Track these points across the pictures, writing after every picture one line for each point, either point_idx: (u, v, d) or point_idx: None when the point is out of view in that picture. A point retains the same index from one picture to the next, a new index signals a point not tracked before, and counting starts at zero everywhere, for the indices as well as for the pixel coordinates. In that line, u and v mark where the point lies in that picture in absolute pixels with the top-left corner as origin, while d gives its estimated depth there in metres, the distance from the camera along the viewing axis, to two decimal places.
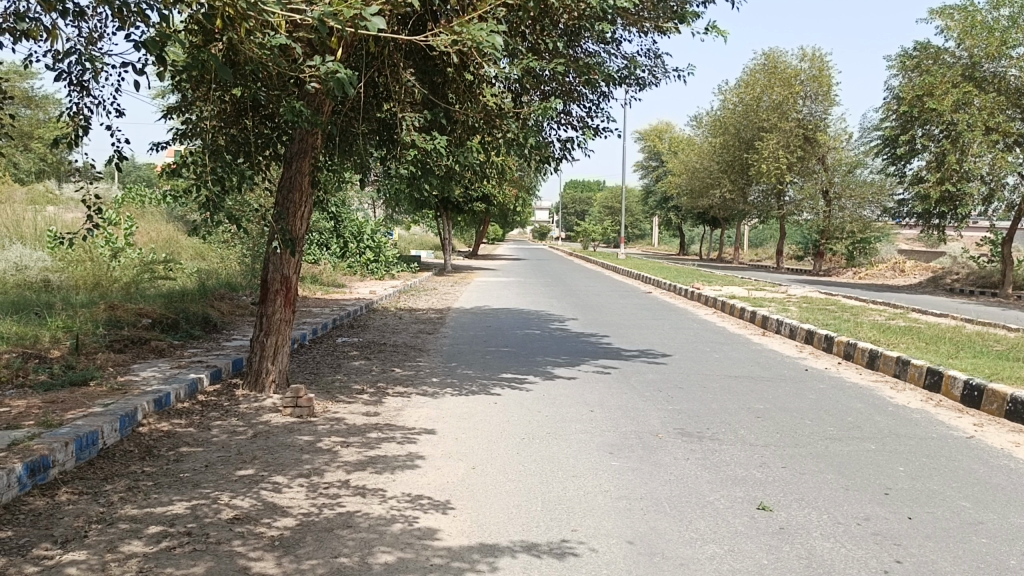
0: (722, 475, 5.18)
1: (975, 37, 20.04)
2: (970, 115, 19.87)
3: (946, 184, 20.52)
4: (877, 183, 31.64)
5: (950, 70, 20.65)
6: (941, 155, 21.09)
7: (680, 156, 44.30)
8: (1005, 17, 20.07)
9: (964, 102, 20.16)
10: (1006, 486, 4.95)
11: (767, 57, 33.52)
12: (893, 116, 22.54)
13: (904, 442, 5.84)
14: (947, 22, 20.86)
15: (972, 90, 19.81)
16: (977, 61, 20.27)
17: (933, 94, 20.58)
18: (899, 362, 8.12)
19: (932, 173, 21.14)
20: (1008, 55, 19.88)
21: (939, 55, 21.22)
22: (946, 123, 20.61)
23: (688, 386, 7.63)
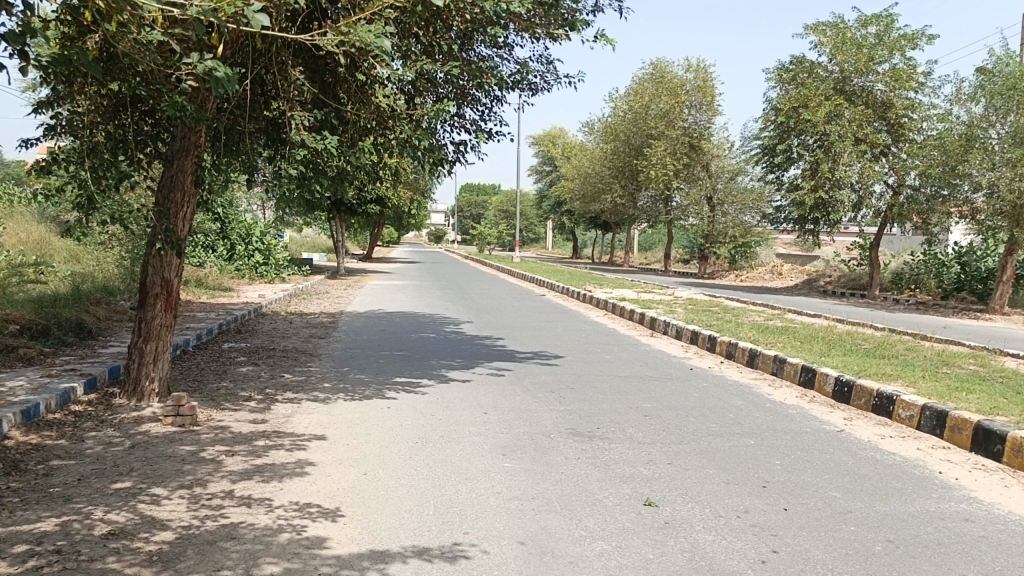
0: (611, 473, 5.30)
1: (845, 53, 21.28)
2: (841, 127, 21.12)
3: (819, 192, 21.71)
4: (757, 191, 33.18)
5: (823, 83, 21.79)
6: (815, 164, 22.26)
7: (573, 162, 45.14)
8: (872, 35, 21.43)
9: (836, 114, 21.35)
10: (873, 476, 5.26)
11: (654, 66, 34.53)
12: (771, 126, 23.66)
13: (780, 437, 6.12)
14: (821, 38, 21.95)
15: (842, 103, 21.01)
16: (848, 75, 21.51)
17: (808, 105, 21.65)
18: (777, 361, 8.50)
19: (807, 181, 22.30)
20: (875, 71, 21.23)
21: (813, 69, 22.27)
22: (820, 134, 21.76)
23: (579, 387, 7.75)
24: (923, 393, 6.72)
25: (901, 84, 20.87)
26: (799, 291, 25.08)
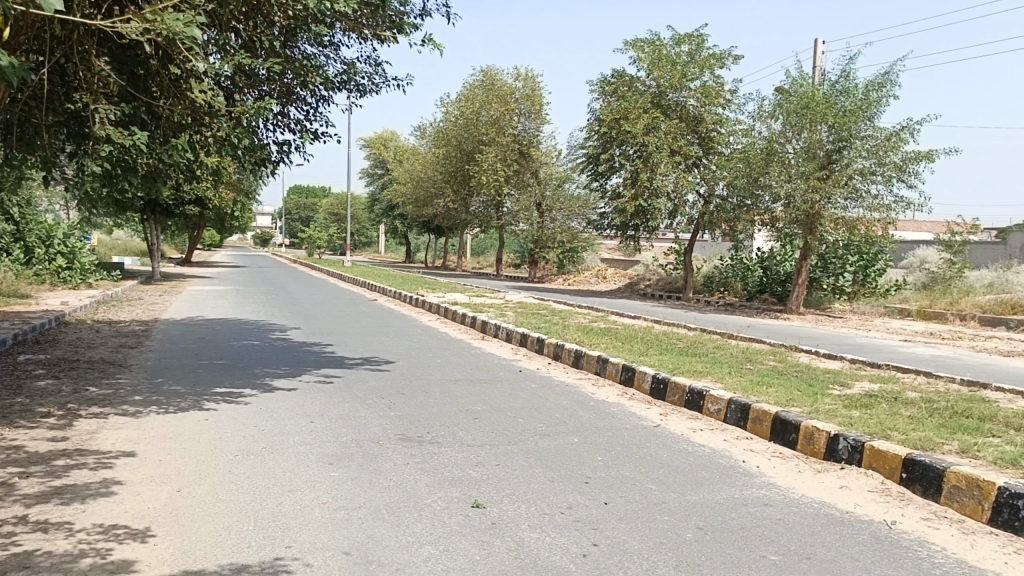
0: (440, 477, 5.29)
1: (661, 69, 22.54)
2: (658, 138, 22.36)
3: (639, 200, 22.79)
4: (583, 198, 34.33)
5: (641, 97, 22.96)
6: (635, 173, 23.31)
7: (405, 166, 44.98)
8: (685, 53, 22.87)
9: (653, 126, 22.57)
10: (685, 468, 5.58)
11: (484, 74, 35.13)
12: (595, 136, 24.65)
13: (602, 434, 6.37)
14: (639, 54, 23.09)
15: (659, 117, 22.24)
16: (664, 90, 22.82)
17: (629, 117, 22.58)
18: (599, 361, 8.85)
19: (628, 189, 23.32)
20: (688, 87, 22.69)
21: (632, 82, 23.35)
22: (639, 145, 22.90)
23: (409, 392, 7.71)
24: (729, 388, 7.22)
25: (710, 100, 22.46)
26: (621, 294, 26.26)
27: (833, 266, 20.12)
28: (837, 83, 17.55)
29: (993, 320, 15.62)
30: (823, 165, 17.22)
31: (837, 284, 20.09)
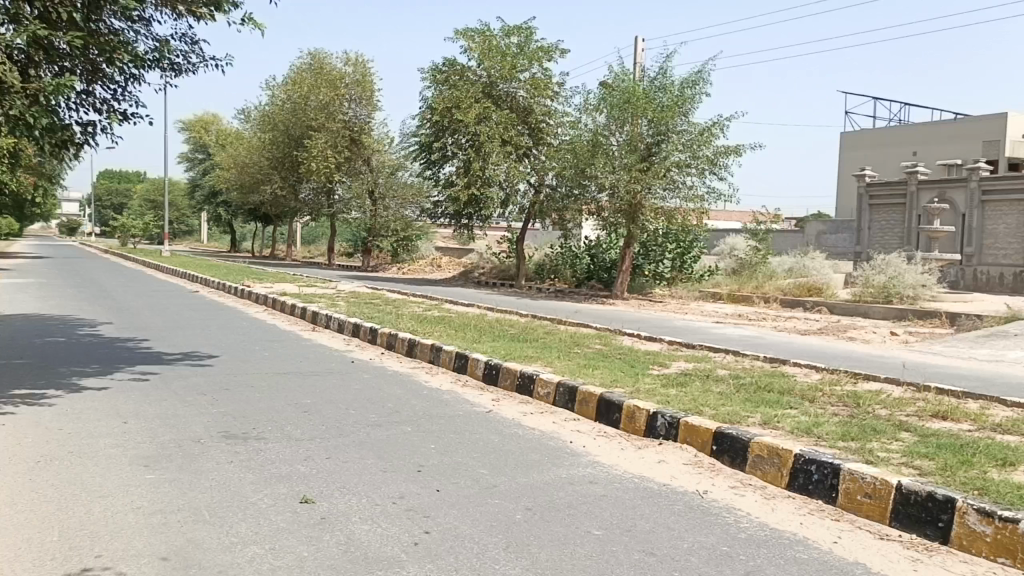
0: (267, 474, 5.12)
1: (492, 59, 22.84)
2: (490, 128, 22.65)
3: (472, 190, 23.01)
4: (415, 185, 34.11)
5: (472, 86, 23.15)
6: (467, 162, 23.53)
7: (228, 150, 42.97)
8: (514, 44, 23.26)
9: (485, 116, 22.82)
10: (515, 451, 5.72)
11: (313, 58, 34.33)
12: (427, 124, 24.61)
13: (435, 422, 6.39)
14: (470, 44, 23.25)
15: (490, 107, 22.54)
16: (494, 80, 23.16)
17: (459, 106, 22.90)
18: (433, 350, 8.87)
19: (461, 179, 23.54)
20: (518, 78, 23.17)
21: (463, 72, 23.49)
22: (471, 134, 23.06)
23: (234, 387, 7.38)
24: (558, 372, 7.47)
25: (539, 92, 23.08)
26: (456, 282, 26.44)
27: (653, 253, 21.26)
28: (656, 79, 18.45)
29: (793, 301, 17.09)
30: (644, 158, 18.04)
31: (656, 270, 21.27)
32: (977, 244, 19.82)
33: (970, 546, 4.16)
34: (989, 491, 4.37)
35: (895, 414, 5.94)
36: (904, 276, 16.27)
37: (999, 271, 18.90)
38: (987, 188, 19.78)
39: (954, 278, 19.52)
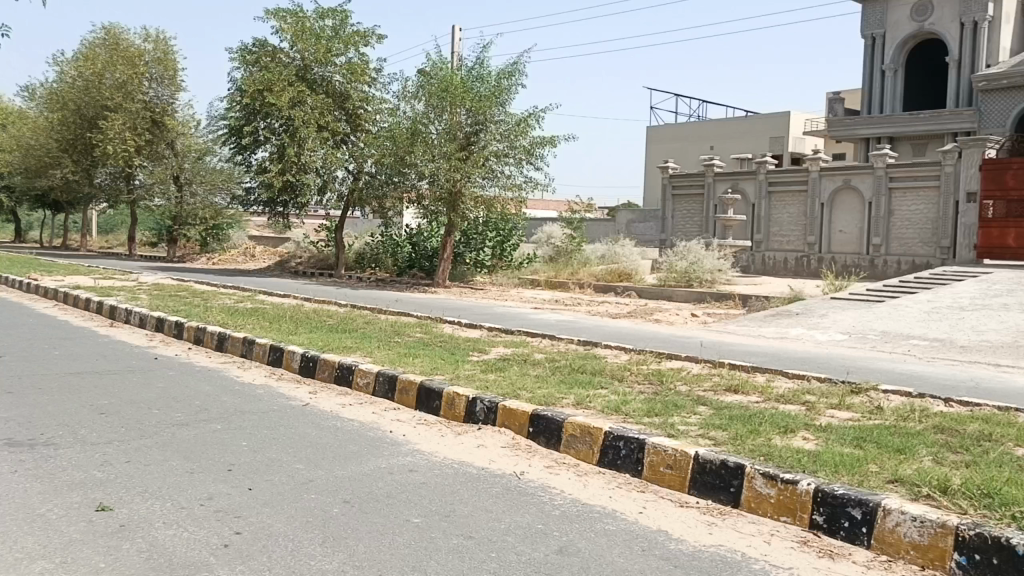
0: (57, 483, 4.70)
1: (305, 42, 22.14)
2: (305, 113, 21.96)
3: (287, 175, 21.95)
4: (226, 171, 32.34)
5: (285, 69, 22.28)
6: (282, 148, 22.38)
7: (7, 130, 38.80)
8: (329, 27, 22.73)
9: (299, 100, 22.07)
10: (333, 444, 5.61)
11: (108, 32, 32.00)
12: (237, 107, 22.95)
13: (248, 418, 6.14)
14: (281, 24, 22.34)
15: (304, 91, 21.85)
16: (308, 64, 22.47)
17: (271, 89, 21.71)
18: (245, 343, 8.51)
19: (273, 164, 22.20)
20: (333, 62, 22.67)
21: (275, 53, 22.50)
22: (285, 118, 22.08)
23: (16, 390, 6.70)
24: (377, 361, 7.41)
25: (356, 77, 22.74)
26: (271, 273, 25.45)
27: (474, 241, 21.25)
28: (473, 69, 18.65)
29: (605, 287, 17.92)
30: (463, 146, 18.29)
31: (477, 258, 21.26)
32: (765, 232, 21.71)
33: (758, 507, 4.58)
34: (774, 456, 4.82)
35: (694, 389, 6.40)
36: (704, 262, 17.49)
37: (782, 256, 21.29)
38: (774, 180, 21.62)
39: (745, 261, 22.06)
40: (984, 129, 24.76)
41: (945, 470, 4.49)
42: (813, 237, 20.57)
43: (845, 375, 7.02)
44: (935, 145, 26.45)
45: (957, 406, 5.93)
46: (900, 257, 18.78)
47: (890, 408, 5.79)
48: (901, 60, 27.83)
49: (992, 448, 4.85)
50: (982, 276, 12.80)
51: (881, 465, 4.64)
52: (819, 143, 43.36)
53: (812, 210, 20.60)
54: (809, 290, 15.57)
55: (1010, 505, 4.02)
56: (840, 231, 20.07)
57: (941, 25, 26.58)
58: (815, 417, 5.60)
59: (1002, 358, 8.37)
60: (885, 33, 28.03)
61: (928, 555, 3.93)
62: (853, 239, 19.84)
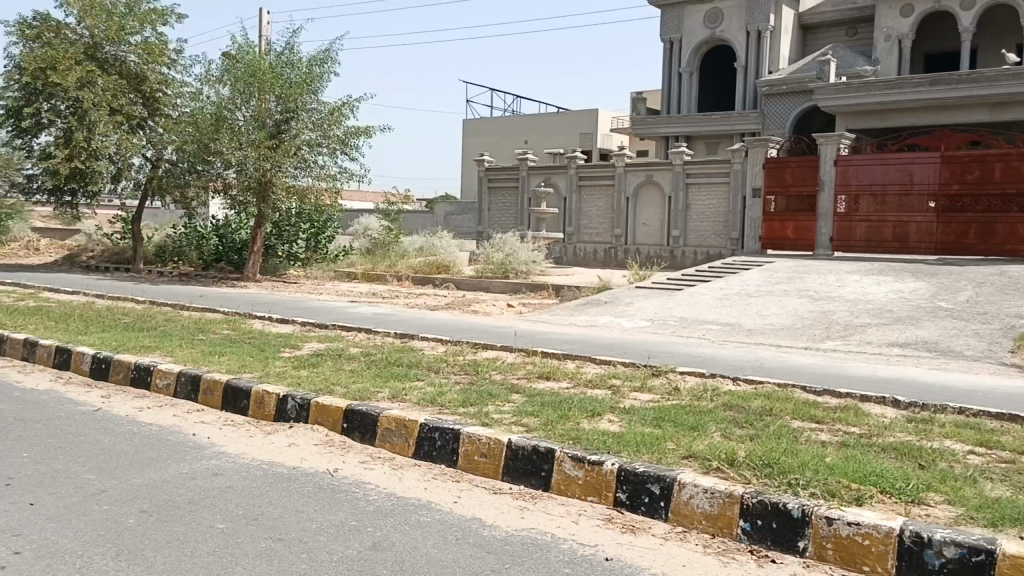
0: None
1: (94, 18, 20.39)
2: (95, 94, 20.18)
3: (75, 162, 19.84)
4: (4, 157, 29.66)
5: (71, 46, 20.32)
6: (68, 132, 20.34)
7: None
8: (121, 3, 21.12)
9: (88, 80, 20.25)
10: (128, 450, 5.22)
11: None
12: (14, 86, 20.45)
13: (28, 427, 5.58)
14: None
15: (94, 70, 20.07)
16: (98, 41, 20.68)
17: (56, 69, 19.64)
18: (26, 345, 7.73)
19: (59, 150, 20.03)
20: (128, 41, 21.04)
21: (59, 29, 20.44)
22: (71, 99, 20.11)
23: None
24: (180, 360, 6.99)
25: (154, 58, 21.27)
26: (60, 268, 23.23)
27: (287, 234, 20.56)
28: (282, 54, 17.95)
29: (423, 278, 17.93)
30: (273, 134, 17.59)
31: (291, 251, 20.53)
32: (575, 225, 22.60)
33: (567, 489, 4.76)
34: (581, 439, 5.03)
35: (508, 378, 6.57)
36: (519, 253, 17.94)
37: (592, 248, 22.28)
38: (583, 175, 22.51)
39: (558, 253, 22.99)
40: (768, 129, 27.00)
41: (732, 444, 4.88)
42: (619, 230, 21.65)
43: (646, 359, 7.45)
44: (725, 144, 28.59)
45: (744, 384, 6.47)
46: (696, 248, 20.22)
47: (685, 388, 6.21)
48: (696, 64, 29.91)
49: (772, 421, 5.34)
50: (766, 265, 14.04)
51: (677, 442, 4.97)
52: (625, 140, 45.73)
53: (618, 203, 21.66)
54: (616, 280, 16.35)
55: (787, 473, 4.43)
56: (643, 225, 21.34)
57: (730, 33, 28.85)
58: (620, 400, 5.90)
59: (783, 340, 9.23)
60: (681, 38, 30.03)
61: (718, 524, 4.25)
62: (654, 232, 21.13)
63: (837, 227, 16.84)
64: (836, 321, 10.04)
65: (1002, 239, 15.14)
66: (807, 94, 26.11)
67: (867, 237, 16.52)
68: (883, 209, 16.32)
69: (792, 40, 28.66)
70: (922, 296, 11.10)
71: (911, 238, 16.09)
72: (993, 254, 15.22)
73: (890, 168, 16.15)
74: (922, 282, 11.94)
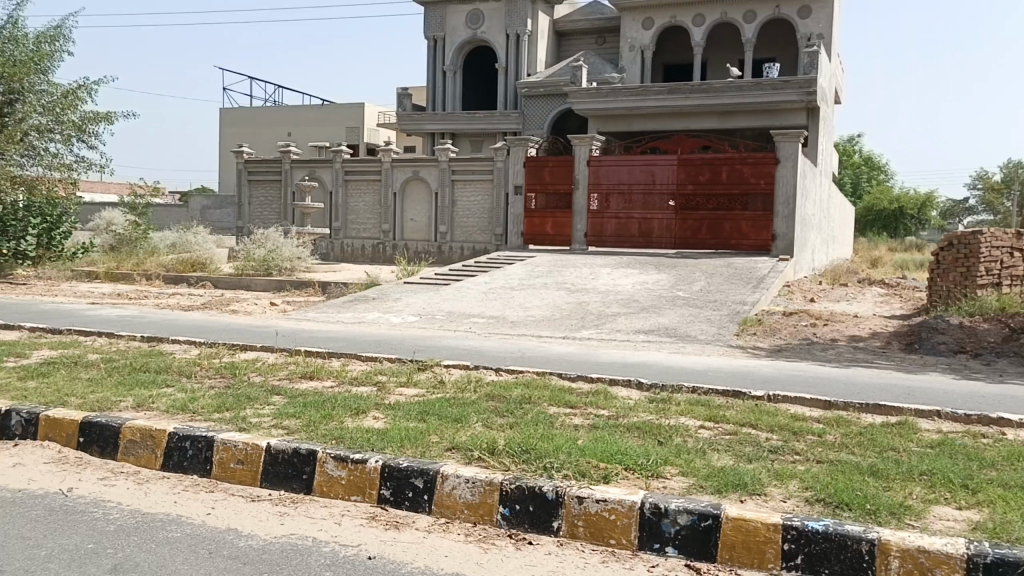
0: None
1: None
2: None
3: None
4: None
5: None
6: None
7: None
8: None
9: None
10: None
11: None
12: None
13: None
14: None
15: None
16: None
17: None
18: None
19: None
20: None
21: None
22: None
23: None
24: None
25: None
26: None
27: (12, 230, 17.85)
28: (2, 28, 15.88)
29: (176, 277, 16.73)
30: None
31: (17, 248, 17.95)
32: (342, 220, 22.30)
33: (330, 490, 4.68)
34: (344, 438, 4.95)
35: (268, 379, 6.32)
36: (282, 250, 17.33)
37: (359, 243, 22.05)
38: (348, 169, 22.25)
39: (324, 249, 22.50)
40: (528, 129, 28.15)
41: (493, 433, 5.04)
42: (386, 226, 21.68)
43: (412, 354, 7.49)
44: (489, 142, 29.52)
45: (505, 374, 6.73)
46: (462, 244, 20.64)
47: (449, 381, 6.33)
48: (459, 62, 30.54)
49: (531, 409, 5.59)
50: (527, 260, 14.65)
51: (441, 435, 5.04)
52: (391, 135, 45.64)
53: (386, 198, 21.66)
54: (383, 275, 16.32)
55: (542, 458, 4.66)
56: (410, 221, 21.46)
57: (491, 34, 29.77)
58: (385, 396, 5.90)
59: (543, 330, 9.69)
60: (444, 36, 30.46)
61: (479, 512, 4.37)
62: (422, 228, 21.34)
63: (590, 223, 17.96)
64: (591, 312, 10.72)
65: (728, 234, 16.84)
66: (562, 97, 27.64)
67: (616, 233, 17.69)
68: (630, 206, 17.58)
69: (548, 45, 30.17)
70: (663, 287, 12.16)
71: (654, 233, 17.44)
72: (722, 248, 16.91)
73: (635, 169, 17.42)
74: (664, 273, 13.09)
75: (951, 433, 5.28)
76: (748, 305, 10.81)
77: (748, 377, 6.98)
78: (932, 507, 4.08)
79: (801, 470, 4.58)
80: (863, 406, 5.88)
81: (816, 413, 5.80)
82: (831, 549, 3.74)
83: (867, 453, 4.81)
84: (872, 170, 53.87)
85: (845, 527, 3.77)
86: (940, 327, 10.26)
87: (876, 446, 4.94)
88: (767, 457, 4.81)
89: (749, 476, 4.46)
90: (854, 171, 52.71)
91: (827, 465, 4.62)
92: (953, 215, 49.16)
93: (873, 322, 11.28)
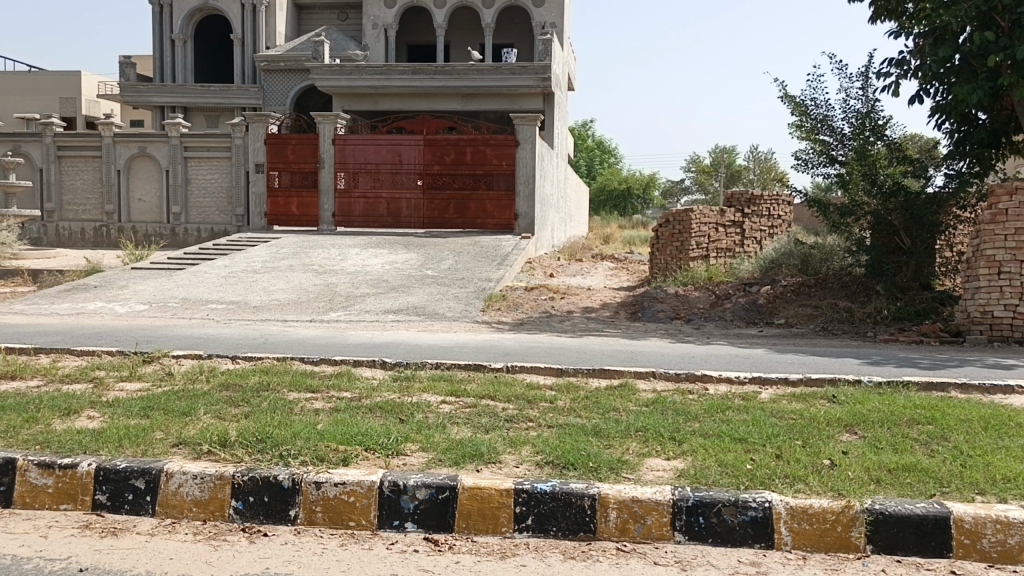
0: None
1: None
2: None
3: None
4: None
5: None
6: None
7: None
8: None
9: None
10: None
11: None
12: None
13: None
14: None
15: None
16: None
17: None
18: None
19: None
20: None
21: None
22: None
23: None
24: None
25: None
26: None
27: None
28: None
29: None
30: None
31: None
32: (56, 200, 20.09)
33: (34, 501, 4.22)
34: (51, 442, 4.48)
35: None
36: None
37: (78, 225, 20.03)
38: (61, 144, 20.06)
39: (35, 232, 20.19)
40: (269, 105, 27.00)
41: (224, 424, 4.79)
42: (109, 206, 19.83)
43: (136, 345, 6.95)
44: (226, 118, 27.97)
45: (243, 362, 6.44)
46: (198, 226, 19.46)
47: (179, 372, 5.96)
48: (189, 30, 28.55)
49: (268, 395, 5.39)
50: (272, 241, 14.09)
51: (166, 431, 4.71)
52: (114, 108, 41.64)
53: (108, 176, 19.81)
54: (106, 261, 14.94)
55: (277, 446, 4.49)
56: (138, 201, 19.83)
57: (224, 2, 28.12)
58: (102, 393, 5.40)
59: (289, 314, 9.40)
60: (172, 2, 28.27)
61: (209, 508, 4.13)
62: (151, 208, 19.81)
63: (338, 203, 17.66)
64: (339, 294, 10.55)
65: (475, 214, 17.32)
66: (304, 72, 26.80)
67: (365, 213, 17.60)
68: (379, 186, 17.51)
69: (288, 17, 29.04)
70: (411, 266, 12.24)
71: (402, 213, 17.59)
72: (468, 227, 17.38)
73: (382, 148, 17.31)
74: (413, 253, 13.19)
75: (663, 391, 5.83)
76: (493, 282, 11.21)
77: (490, 350, 7.25)
78: (645, 459, 4.47)
79: (534, 435, 4.83)
80: (590, 371, 6.35)
81: (549, 380, 6.18)
82: (558, 507, 3.95)
83: (592, 415, 5.18)
84: (603, 153, 57.98)
85: (569, 486, 4.00)
86: (659, 297, 11.33)
87: (601, 408, 5.34)
88: (502, 426, 5.01)
89: (485, 445, 4.62)
90: (588, 154, 56.42)
91: (556, 429, 4.91)
92: (671, 195, 54.35)
93: (603, 294, 12.17)
